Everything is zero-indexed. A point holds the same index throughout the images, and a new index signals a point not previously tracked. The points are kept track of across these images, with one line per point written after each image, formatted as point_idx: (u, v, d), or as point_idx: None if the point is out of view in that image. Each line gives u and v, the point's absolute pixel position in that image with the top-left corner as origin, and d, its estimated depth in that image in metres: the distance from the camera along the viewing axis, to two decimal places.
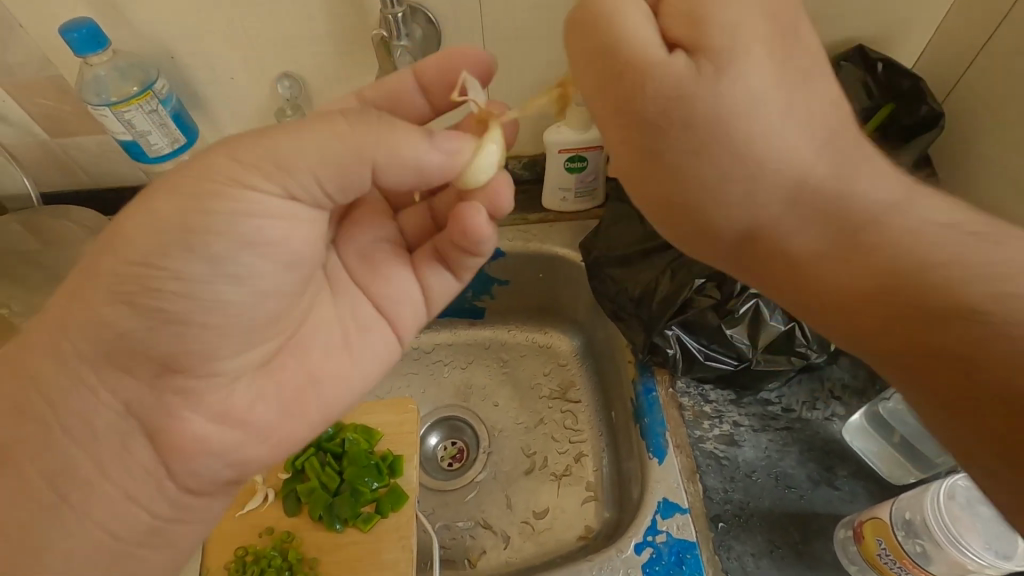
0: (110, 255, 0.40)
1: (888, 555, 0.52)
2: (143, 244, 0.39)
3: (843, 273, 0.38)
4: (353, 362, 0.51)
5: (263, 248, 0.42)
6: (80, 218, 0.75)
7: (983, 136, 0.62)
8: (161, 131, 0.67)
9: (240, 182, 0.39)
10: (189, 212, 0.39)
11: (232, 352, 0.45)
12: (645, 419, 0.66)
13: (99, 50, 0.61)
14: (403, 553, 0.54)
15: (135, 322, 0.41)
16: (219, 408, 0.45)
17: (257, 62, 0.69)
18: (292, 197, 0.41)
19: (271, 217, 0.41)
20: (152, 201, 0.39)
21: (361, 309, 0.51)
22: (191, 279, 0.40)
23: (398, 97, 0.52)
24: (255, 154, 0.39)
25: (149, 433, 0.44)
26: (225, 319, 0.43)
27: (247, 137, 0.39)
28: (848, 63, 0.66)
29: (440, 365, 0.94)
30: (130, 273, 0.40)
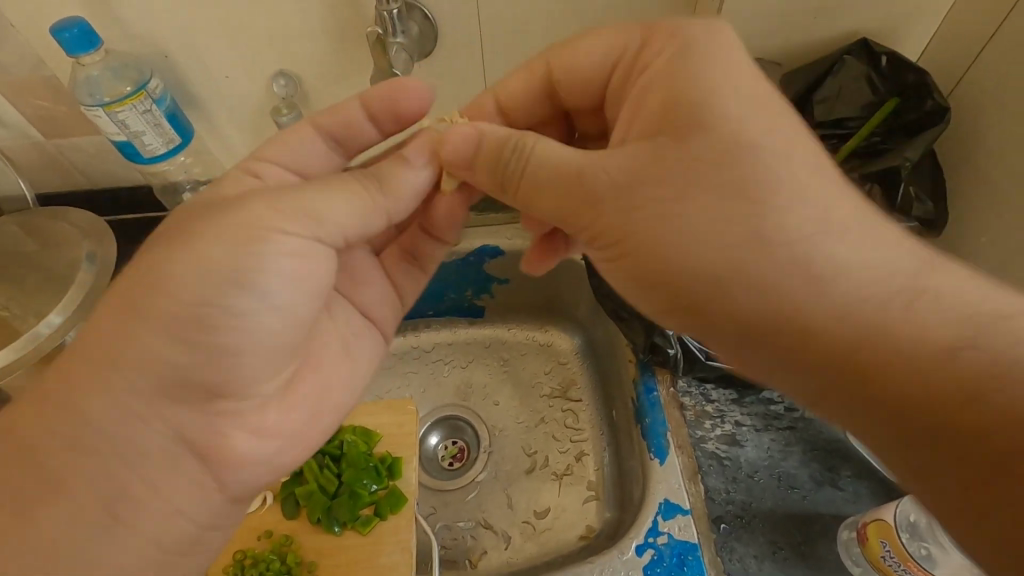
0: (165, 298, 0.38)
1: (892, 557, 0.52)
2: (196, 286, 0.38)
3: (856, 334, 0.33)
4: (354, 368, 0.52)
5: (302, 281, 0.41)
6: (77, 219, 0.75)
7: (991, 130, 0.61)
8: (156, 132, 0.67)
9: (276, 228, 0.40)
10: (239, 254, 0.39)
11: (270, 379, 0.44)
12: (646, 420, 0.65)
13: (91, 50, 0.60)
14: (403, 556, 0.54)
15: (188, 358, 0.39)
16: (259, 427, 0.44)
17: (252, 61, 0.69)
18: (318, 237, 0.42)
19: (305, 257, 0.41)
20: (198, 242, 0.38)
21: (350, 314, 0.54)
22: (243, 314, 0.40)
23: (351, 125, 0.52)
24: (292, 204, 0.40)
25: (201, 454, 0.42)
26: (269, 351, 0.42)
27: (285, 190, 0.41)
28: (851, 57, 0.64)
29: (441, 364, 0.93)
30: (192, 313, 0.38)
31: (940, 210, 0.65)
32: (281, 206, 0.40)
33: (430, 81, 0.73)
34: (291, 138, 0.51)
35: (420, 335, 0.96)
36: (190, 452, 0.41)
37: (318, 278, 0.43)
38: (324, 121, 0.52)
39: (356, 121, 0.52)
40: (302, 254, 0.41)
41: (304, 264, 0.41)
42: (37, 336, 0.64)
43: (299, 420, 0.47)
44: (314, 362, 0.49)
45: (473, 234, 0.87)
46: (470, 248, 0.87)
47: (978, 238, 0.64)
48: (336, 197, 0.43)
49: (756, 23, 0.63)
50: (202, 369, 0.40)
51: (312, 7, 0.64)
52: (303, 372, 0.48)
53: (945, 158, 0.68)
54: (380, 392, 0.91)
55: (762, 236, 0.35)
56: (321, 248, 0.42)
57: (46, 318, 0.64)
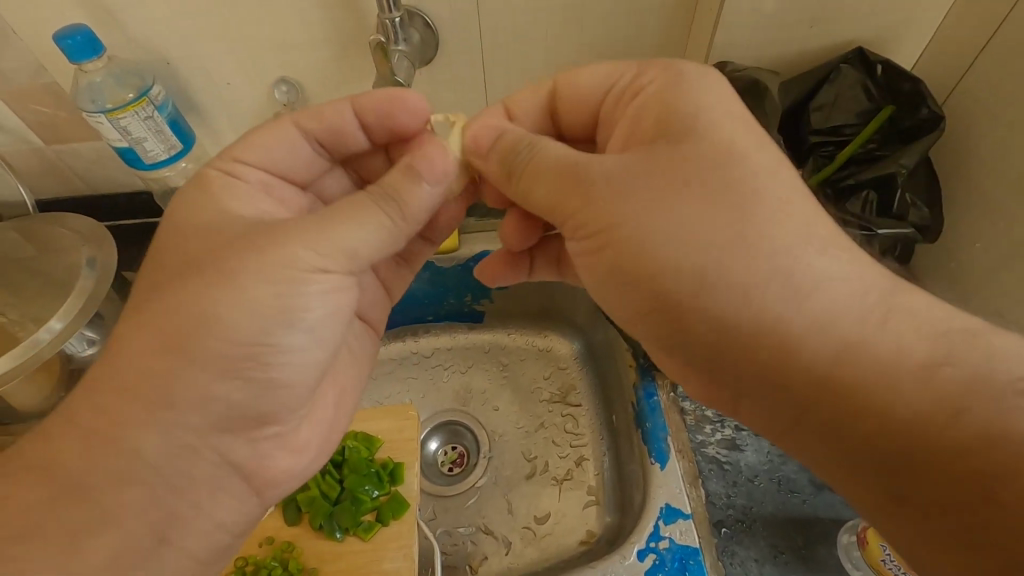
0: (215, 340, 0.39)
1: (892, 560, 0.53)
2: (250, 328, 0.40)
3: (840, 350, 0.33)
4: (359, 367, 0.55)
5: (338, 312, 0.44)
6: (75, 224, 0.75)
7: (984, 138, 0.62)
8: (157, 138, 0.67)
9: (316, 270, 0.41)
10: (287, 297, 0.40)
11: (303, 400, 0.47)
12: (646, 424, 0.65)
13: (94, 57, 0.60)
14: (405, 562, 0.54)
15: (239, 394, 0.42)
16: (299, 442, 0.49)
17: (253, 68, 0.69)
18: (351, 271, 0.43)
19: (338, 291, 0.43)
20: (244, 285, 0.39)
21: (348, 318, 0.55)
22: (290, 350, 0.42)
23: (341, 132, 0.52)
24: (326, 243, 0.41)
25: (245, 476, 0.45)
26: (307, 377, 0.45)
27: (315, 226, 0.41)
28: (847, 66, 0.65)
29: (440, 369, 0.93)
30: (244, 353, 0.40)
31: (936, 215, 0.65)
32: (315, 241, 0.40)
33: (430, 88, 0.74)
34: (293, 145, 0.52)
35: (421, 340, 0.96)
36: (234, 472, 0.44)
37: (348, 305, 0.45)
38: (306, 123, 0.51)
39: (348, 129, 0.52)
40: (337, 294, 0.43)
41: (337, 297, 0.43)
42: (38, 342, 0.64)
43: (322, 430, 0.51)
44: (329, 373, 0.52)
45: (473, 239, 0.88)
46: (469, 254, 0.87)
47: (973, 243, 0.65)
48: (360, 219, 0.42)
49: (753, 32, 0.64)
50: (251, 400, 0.42)
51: (314, 15, 0.64)
52: (323, 384, 0.51)
53: (939, 165, 0.69)
54: (380, 397, 0.91)
55: (764, 242, 0.36)
56: (351, 278, 0.44)
57: (46, 325, 0.64)
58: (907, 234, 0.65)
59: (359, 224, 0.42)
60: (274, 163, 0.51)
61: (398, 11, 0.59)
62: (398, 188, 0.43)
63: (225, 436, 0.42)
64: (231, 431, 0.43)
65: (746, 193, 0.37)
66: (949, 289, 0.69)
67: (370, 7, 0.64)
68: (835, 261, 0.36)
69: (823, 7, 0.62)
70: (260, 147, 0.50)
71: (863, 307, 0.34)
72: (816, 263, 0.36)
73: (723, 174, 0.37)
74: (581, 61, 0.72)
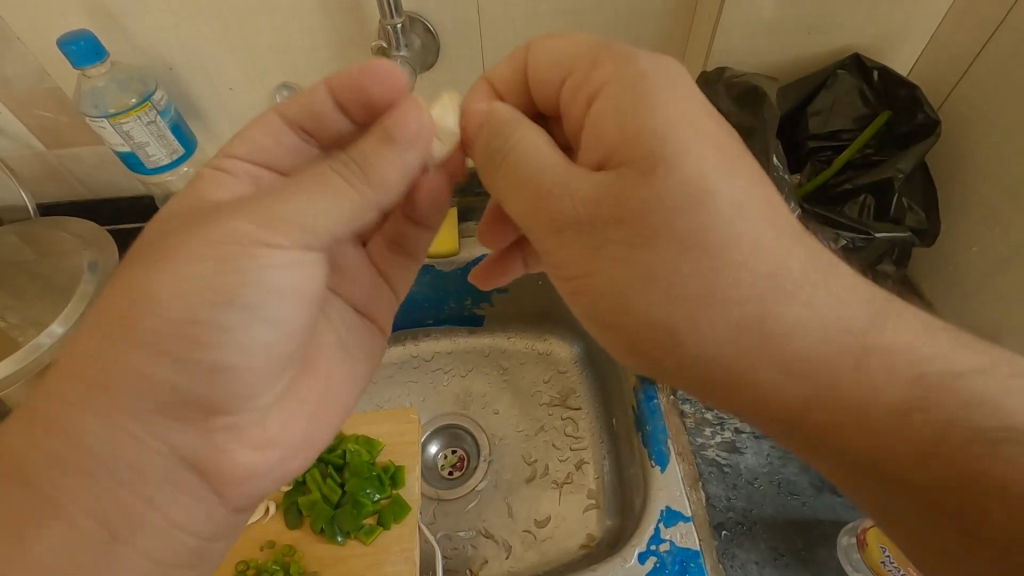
0: (146, 317, 0.38)
1: (893, 562, 0.53)
2: (180, 303, 0.38)
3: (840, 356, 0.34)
4: (353, 363, 0.53)
5: (291, 291, 0.42)
6: (77, 228, 0.75)
7: (981, 142, 0.63)
8: (160, 143, 0.67)
9: (258, 241, 0.39)
10: (224, 271, 0.39)
11: (266, 388, 0.44)
12: (646, 427, 0.65)
13: (98, 62, 0.60)
14: (406, 565, 0.54)
15: (181, 377, 0.39)
16: (262, 438, 0.45)
17: (254, 73, 0.69)
18: (303, 246, 0.41)
19: (289, 267, 0.41)
20: (183, 264, 0.38)
21: (344, 314, 0.54)
22: (233, 329, 0.40)
23: (318, 114, 0.50)
24: (272, 215, 0.39)
25: (200, 470, 0.42)
26: (264, 360, 0.43)
27: (263, 200, 0.40)
28: (844, 72, 0.66)
29: (440, 373, 0.93)
30: (177, 332, 0.38)
31: (932, 220, 0.66)
32: (256, 213, 0.39)
33: (432, 92, 0.74)
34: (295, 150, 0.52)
35: (421, 344, 0.96)
36: (190, 468, 0.42)
37: (305, 284, 0.43)
38: (290, 111, 0.50)
39: (324, 111, 0.50)
40: (288, 270, 0.41)
41: (290, 275, 0.41)
42: (40, 345, 0.63)
43: (299, 425, 0.47)
44: (309, 364, 0.49)
45: (473, 243, 0.88)
46: (469, 258, 0.87)
47: (969, 247, 0.66)
48: (314, 195, 0.40)
49: (752, 38, 0.65)
50: (196, 386, 0.40)
51: (317, 21, 0.65)
52: (300, 378, 0.48)
53: (936, 170, 0.69)
54: (380, 401, 0.91)
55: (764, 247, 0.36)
56: (311, 254, 0.42)
57: (47, 328, 0.64)
58: (905, 237, 0.65)
59: (310, 198, 0.40)
60: (274, 162, 0.51)
61: (400, 17, 0.59)
62: (364, 160, 0.41)
63: (169, 425, 0.40)
64: (178, 421, 0.41)
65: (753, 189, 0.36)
66: (947, 293, 0.70)
67: (372, 13, 0.64)
68: (835, 266, 0.36)
69: (821, 14, 0.63)
70: (263, 152, 0.50)
71: (856, 317, 0.35)
72: (816, 264, 0.35)
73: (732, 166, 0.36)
74: None
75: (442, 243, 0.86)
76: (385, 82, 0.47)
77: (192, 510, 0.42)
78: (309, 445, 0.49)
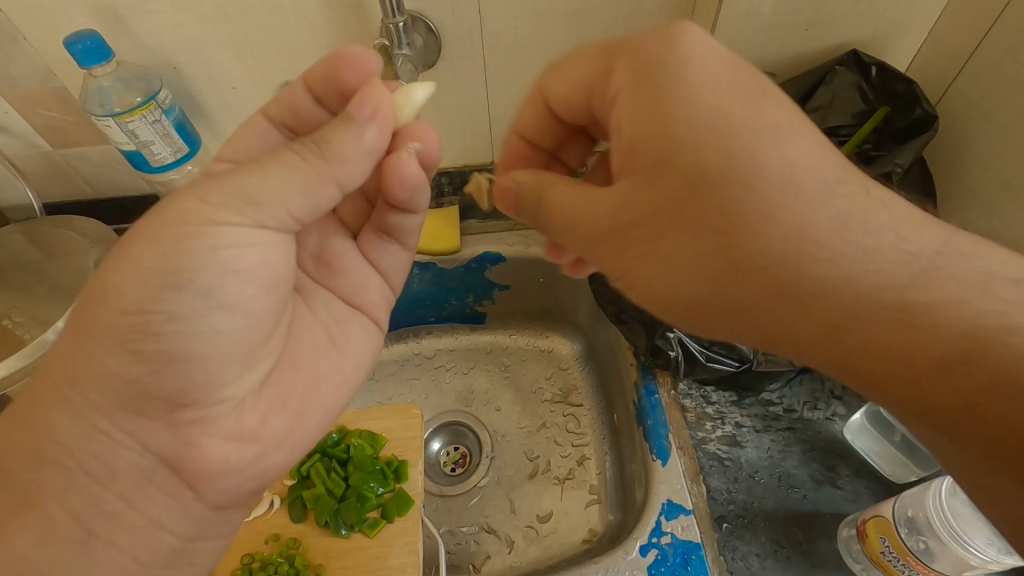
0: (105, 308, 0.39)
1: (892, 553, 0.53)
2: (134, 293, 0.39)
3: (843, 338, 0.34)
4: (342, 356, 0.53)
5: (247, 275, 0.41)
6: (83, 228, 0.76)
7: (977, 137, 0.63)
8: (165, 141, 0.68)
9: (212, 221, 0.39)
10: (172, 255, 0.39)
11: (234, 377, 0.44)
12: (648, 421, 0.66)
13: (103, 61, 0.61)
14: (410, 558, 0.54)
15: (138, 368, 0.40)
16: (233, 429, 0.45)
17: (257, 71, 0.70)
18: (260, 225, 0.41)
19: (244, 247, 0.41)
20: (137, 256, 0.39)
21: (332, 304, 0.55)
22: (186, 317, 0.40)
23: (295, 109, 0.51)
24: (221, 192, 0.39)
25: (170, 463, 0.43)
26: (225, 349, 0.42)
27: (213, 178, 0.40)
28: (842, 67, 0.66)
29: (442, 370, 0.94)
30: (130, 322, 0.39)
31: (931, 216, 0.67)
32: (210, 194, 0.39)
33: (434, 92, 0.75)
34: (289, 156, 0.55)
35: (423, 341, 0.97)
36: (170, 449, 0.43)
37: (264, 268, 0.42)
38: (272, 111, 0.51)
39: (301, 105, 0.51)
40: (242, 251, 0.40)
41: (245, 255, 0.41)
42: (46, 342, 0.64)
43: (278, 418, 0.47)
44: (292, 352, 0.49)
45: (475, 240, 0.88)
46: (470, 256, 0.88)
47: None
48: (267, 176, 0.40)
49: (752, 35, 0.65)
50: (152, 377, 0.41)
51: (319, 19, 0.65)
52: (277, 369, 0.48)
53: (934, 165, 0.70)
54: (382, 398, 0.91)
55: None
56: (268, 233, 0.42)
57: (52, 326, 0.64)
58: None
59: (264, 176, 0.40)
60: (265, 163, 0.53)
61: (402, 16, 0.60)
62: (326, 136, 0.41)
63: (132, 417, 0.42)
64: (143, 414, 0.42)
65: (754, 165, 0.34)
66: None
67: (374, 12, 0.65)
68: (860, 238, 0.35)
69: (820, 10, 0.63)
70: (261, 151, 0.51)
71: (862, 289, 0.32)
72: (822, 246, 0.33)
73: (730, 135, 0.34)
74: None
75: (443, 241, 0.86)
76: (368, 75, 0.48)
77: (182, 495, 0.44)
78: (290, 436, 0.48)
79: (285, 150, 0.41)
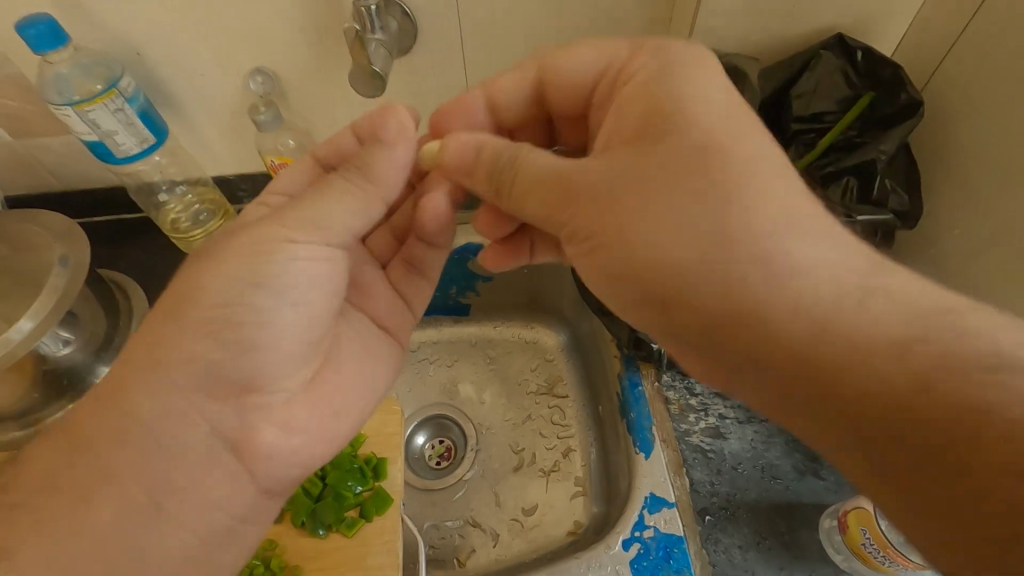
0: (190, 305, 0.41)
1: (873, 545, 0.53)
2: (218, 289, 0.41)
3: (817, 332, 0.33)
4: (380, 374, 0.53)
5: (313, 281, 0.44)
6: (47, 221, 0.71)
7: (963, 124, 0.62)
8: (129, 131, 0.65)
9: (288, 231, 0.43)
10: (256, 259, 0.42)
11: (290, 373, 0.45)
12: (631, 414, 0.66)
13: (59, 46, 0.58)
14: (389, 557, 0.53)
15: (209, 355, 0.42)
16: (282, 420, 0.45)
17: (226, 56, 0.67)
18: (324, 239, 0.44)
19: (312, 258, 0.43)
20: (224, 262, 0.42)
21: (368, 324, 0.54)
22: (263, 313, 0.42)
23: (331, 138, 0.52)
24: (299, 213, 0.43)
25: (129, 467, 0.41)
26: (286, 345, 0.44)
27: (291, 203, 0.44)
28: (827, 51, 0.64)
29: (426, 363, 0.92)
30: (213, 315, 0.41)
31: (914, 215, 0.66)
32: (291, 212, 0.43)
33: (413, 78, 0.73)
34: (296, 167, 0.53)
35: None
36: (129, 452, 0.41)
37: (324, 278, 0.45)
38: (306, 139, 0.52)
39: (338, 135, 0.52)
40: (318, 268, 0.44)
41: (310, 264, 0.44)
42: (9, 342, 0.60)
43: (323, 419, 0.47)
44: (336, 364, 0.50)
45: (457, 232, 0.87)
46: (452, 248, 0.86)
47: (951, 227, 0.66)
48: (336, 195, 0.44)
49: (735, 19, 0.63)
50: (231, 360, 0.42)
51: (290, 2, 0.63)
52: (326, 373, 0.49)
53: (920, 152, 0.69)
54: None
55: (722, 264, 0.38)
56: (331, 248, 0.45)
57: (15, 325, 0.60)
58: (886, 220, 0.64)
59: (332, 197, 0.44)
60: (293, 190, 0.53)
61: None
62: (368, 158, 0.44)
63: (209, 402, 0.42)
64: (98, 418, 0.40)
65: None
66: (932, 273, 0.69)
67: None
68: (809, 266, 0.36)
69: None
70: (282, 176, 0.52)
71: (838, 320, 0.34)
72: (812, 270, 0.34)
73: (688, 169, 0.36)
74: None
75: None
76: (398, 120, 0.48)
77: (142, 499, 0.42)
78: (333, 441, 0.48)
79: (338, 178, 0.45)
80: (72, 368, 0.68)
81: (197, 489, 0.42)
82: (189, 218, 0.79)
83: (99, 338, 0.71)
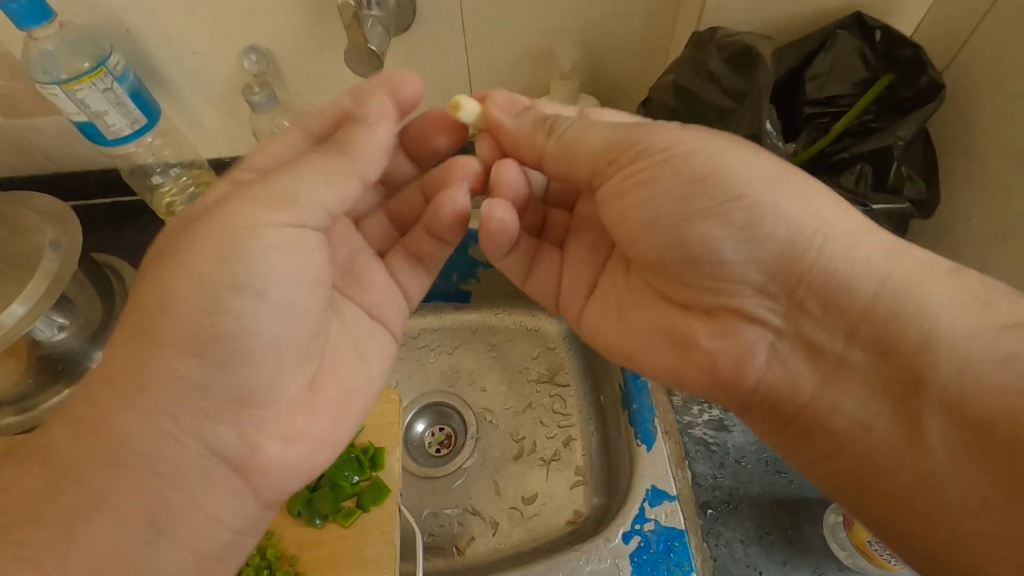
0: (165, 320, 0.40)
1: (878, 542, 0.52)
2: (191, 298, 0.40)
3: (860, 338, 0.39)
4: (369, 365, 0.51)
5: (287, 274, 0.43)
6: (40, 205, 0.69)
7: (985, 109, 0.60)
8: (119, 111, 0.63)
9: (254, 222, 0.42)
10: (225, 262, 0.41)
11: (281, 377, 0.44)
12: (633, 406, 0.64)
13: (43, 22, 0.56)
14: (386, 548, 0.53)
15: (195, 372, 0.41)
16: (280, 428, 0.44)
17: (219, 34, 0.65)
18: (299, 223, 0.44)
19: (283, 247, 0.43)
20: (195, 261, 0.41)
21: (357, 318, 0.52)
22: (240, 317, 0.41)
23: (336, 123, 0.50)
24: (267, 197, 0.43)
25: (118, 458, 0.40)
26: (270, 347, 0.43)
27: (257, 188, 0.43)
28: (845, 32, 0.61)
29: (427, 350, 0.91)
30: (192, 327, 0.40)
31: (932, 208, 0.64)
32: (259, 201, 0.43)
33: (413, 57, 0.70)
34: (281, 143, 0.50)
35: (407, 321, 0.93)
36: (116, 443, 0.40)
37: (302, 269, 0.44)
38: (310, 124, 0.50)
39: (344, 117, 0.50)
40: (303, 251, 0.44)
41: (285, 254, 0.43)
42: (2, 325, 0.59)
43: (322, 417, 0.46)
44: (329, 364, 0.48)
45: None
46: None
47: (970, 218, 0.64)
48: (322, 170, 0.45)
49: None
50: (215, 377, 0.41)
51: None
52: (318, 374, 0.47)
53: (939, 138, 0.67)
54: None
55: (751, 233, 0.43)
56: (307, 231, 0.44)
57: (7, 309, 0.59)
58: (903, 209, 0.63)
59: (319, 173, 0.45)
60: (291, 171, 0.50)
61: None
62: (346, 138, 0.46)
63: (209, 423, 0.41)
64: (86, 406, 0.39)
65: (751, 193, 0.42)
66: None
67: None
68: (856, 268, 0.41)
69: None
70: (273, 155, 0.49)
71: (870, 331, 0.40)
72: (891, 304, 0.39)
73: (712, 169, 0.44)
74: (572, 27, 0.69)
75: None
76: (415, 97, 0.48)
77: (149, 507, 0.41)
78: (334, 438, 0.47)
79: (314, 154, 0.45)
80: (67, 354, 0.67)
81: (187, 480, 0.41)
82: (185, 200, 0.77)
83: (94, 323, 0.70)
